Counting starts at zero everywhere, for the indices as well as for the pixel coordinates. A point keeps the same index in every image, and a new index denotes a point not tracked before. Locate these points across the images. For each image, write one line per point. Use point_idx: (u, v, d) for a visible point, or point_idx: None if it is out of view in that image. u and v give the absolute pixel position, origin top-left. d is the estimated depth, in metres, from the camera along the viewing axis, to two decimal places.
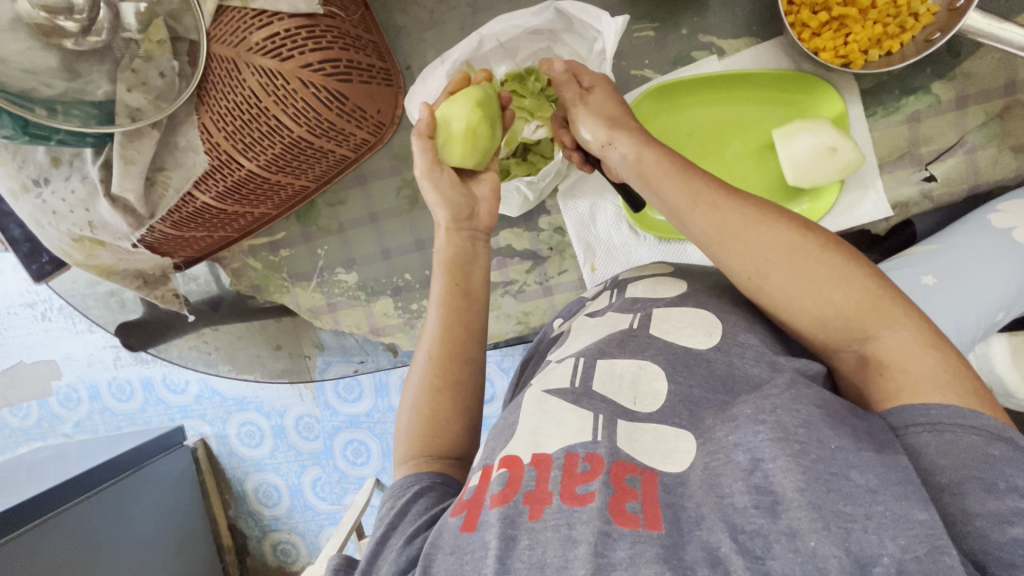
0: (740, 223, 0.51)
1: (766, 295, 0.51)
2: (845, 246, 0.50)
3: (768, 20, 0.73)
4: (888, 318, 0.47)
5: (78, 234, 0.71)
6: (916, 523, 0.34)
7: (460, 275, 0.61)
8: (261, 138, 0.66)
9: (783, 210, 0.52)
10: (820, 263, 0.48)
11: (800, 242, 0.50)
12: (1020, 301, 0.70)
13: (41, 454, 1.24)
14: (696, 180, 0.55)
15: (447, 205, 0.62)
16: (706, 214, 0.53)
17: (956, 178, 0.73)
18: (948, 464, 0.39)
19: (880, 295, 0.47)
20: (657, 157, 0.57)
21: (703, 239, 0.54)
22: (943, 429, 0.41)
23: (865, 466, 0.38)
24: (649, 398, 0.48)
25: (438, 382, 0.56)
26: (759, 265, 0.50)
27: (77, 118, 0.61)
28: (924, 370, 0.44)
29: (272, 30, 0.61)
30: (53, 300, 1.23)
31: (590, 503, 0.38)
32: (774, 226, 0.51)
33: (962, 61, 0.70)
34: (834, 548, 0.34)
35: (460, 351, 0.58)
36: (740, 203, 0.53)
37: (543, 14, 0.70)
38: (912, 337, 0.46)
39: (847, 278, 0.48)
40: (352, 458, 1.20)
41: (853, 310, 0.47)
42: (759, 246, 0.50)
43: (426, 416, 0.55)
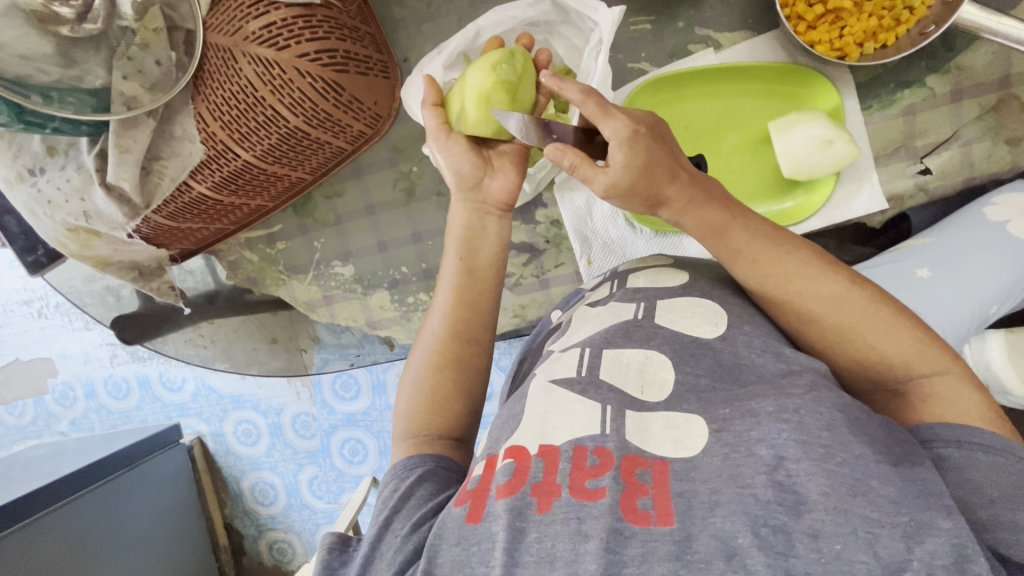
0: (786, 278, 0.51)
1: (810, 339, 0.52)
2: (889, 296, 0.50)
3: (764, 13, 0.73)
4: (934, 363, 0.48)
5: (73, 223, 0.71)
6: (940, 531, 0.34)
7: (468, 249, 0.60)
8: (257, 129, 0.66)
9: (826, 259, 0.52)
10: (867, 315, 0.49)
11: (846, 294, 0.50)
12: (1015, 294, 0.70)
13: (36, 452, 1.23)
14: (738, 238, 0.53)
15: (455, 172, 0.61)
16: (748, 271, 0.53)
17: (950, 171, 0.73)
18: (998, 484, 0.40)
19: (922, 342, 0.48)
20: (709, 215, 0.53)
21: (746, 287, 0.54)
22: (998, 452, 0.42)
23: (884, 476, 0.37)
24: (657, 387, 0.47)
25: (435, 363, 0.56)
26: (803, 316, 0.51)
27: (72, 105, 0.61)
28: (969, 404, 0.46)
29: (268, 20, 0.61)
30: (50, 297, 1.23)
31: (601, 499, 0.38)
32: (823, 277, 0.50)
33: (956, 55, 0.70)
34: (860, 553, 0.34)
35: (458, 334, 0.58)
36: (785, 254, 0.52)
37: (539, 5, 0.70)
38: (956, 379, 0.47)
39: (893, 326, 0.49)
40: (350, 456, 1.20)
41: (898, 359, 0.48)
42: (805, 297, 0.50)
43: (426, 392, 0.55)
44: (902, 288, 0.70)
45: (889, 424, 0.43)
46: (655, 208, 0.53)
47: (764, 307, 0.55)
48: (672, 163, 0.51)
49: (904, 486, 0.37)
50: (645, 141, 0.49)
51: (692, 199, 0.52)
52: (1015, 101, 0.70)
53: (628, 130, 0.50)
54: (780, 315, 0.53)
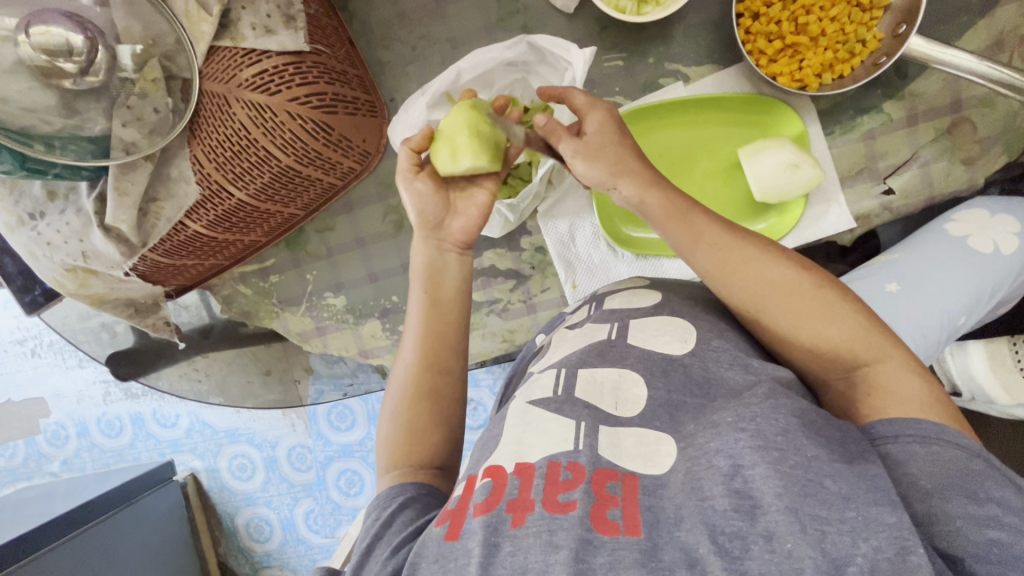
0: (740, 263, 0.55)
1: (764, 327, 0.54)
2: (838, 283, 0.53)
3: (727, 49, 0.78)
4: (879, 350, 0.50)
5: (71, 263, 0.73)
6: (885, 526, 0.36)
7: (432, 283, 0.63)
8: (250, 169, 0.69)
9: (781, 248, 0.56)
10: (814, 300, 0.52)
11: (795, 281, 0.53)
12: (981, 305, 0.73)
13: (27, 493, 1.22)
14: (698, 222, 0.57)
15: (417, 209, 0.64)
16: (707, 254, 0.56)
17: (911, 192, 0.77)
18: (933, 474, 0.42)
19: (869, 329, 0.51)
20: (661, 200, 0.58)
21: (704, 274, 0.57)
22: (933, 442, 0.43)
23: (837, 475, 0.39)
24: (629, 402, 0.49)
25: (415, 392, 0.58)
26: (756, 300, 0.54)
27: (74, 153, 0.65)
28: (912, 393, 0.47)
29: (260, 67, 0.64)
30: (44, 336, 1.24)
31: (571, 511, 0.39)
32: (774, 264, 0.54)
33: (909, 82, 0.75)
34: (809, 549, 0.35)
35: (435, 362, 0.60)
36: (738, 243, 0.56)
37: (516, 47, 0.75)
38: (900, 366, 0.49)
39: (839, 313, 0.51)
40: (345, 488, 1.19)
41: (845, 344, 0.51)
42: (758, 282, 0.54)
43: (404, 424, 0.57)
44: (873, 302, 0.73)
45: (848, 427, 0.46)
46: (618, 176, 0.58)
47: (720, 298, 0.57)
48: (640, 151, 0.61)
49: (856, 482, 0.39)
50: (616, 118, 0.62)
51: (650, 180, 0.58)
52: (967, 123, 0.74)
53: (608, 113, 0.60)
54: (734, 304, 0.56)
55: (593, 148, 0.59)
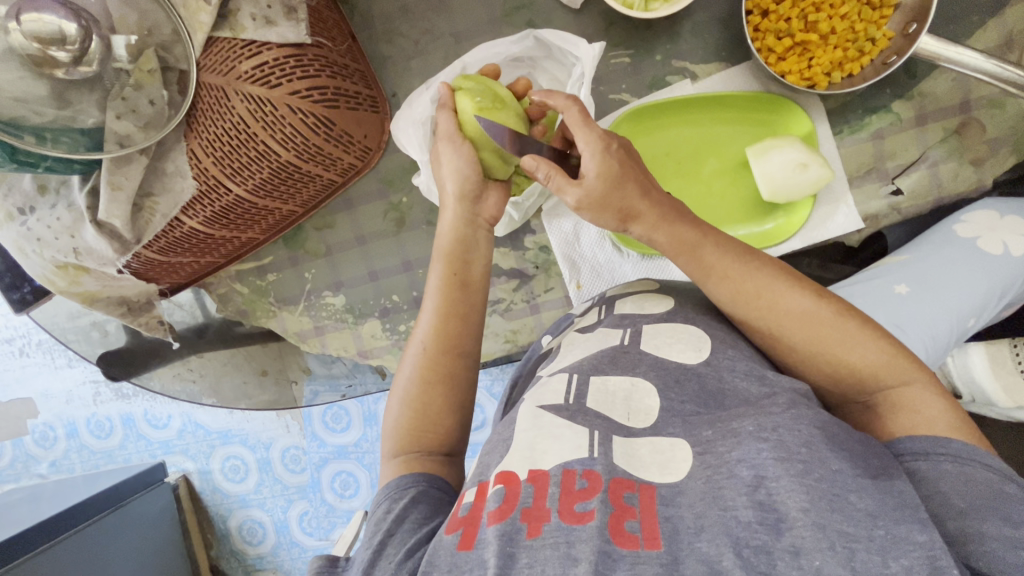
0: (755, 292, 0.53)
1: (783, 350, 0.53)
2: (857, 309, 0.52)
3: (736, 46, 0.77)
4: (903, 372, 0.49)
5: (62, 260, 0.71)
6: (916, 545, 0.35)
7: (458, 264, 0.62)
8: (249, 164, 0.67)
9: (798, 275, 0.54)
10: (834, 328, 0.51)
11: (813, 308, 0.52)
12: (990, 306, 0.72)
13: (14, 496, 1.19)
14: (706, 252, 0.56)
15: (455, 176, 0.64)
16: (719, 285, 0.55)
17: (921, 191, 0.76)
18: (967, 495, 0.41)
19: (892, 353, 0.50)
20: (682, 229, 0.57)
21: (719, 303, 0.56)
22: (964, 462, 0.43)
23: (863, 490, 0.38)
24: (642, 414, 0.48)
25: (430, 375, 0.57)
26: (772, 327, 0.53)
27: (66, 145, 0.63)
28: (938, 413, 0.47)
29: (260, 59, 0.62)
30: (33, 335, 1.21)
31: (589, 522, 0.38)
32: (790, 291, 0.53)
33: (919, 82, 0.74)
34: (838, 567, 0.35)
35: (454, 345, 0.58)
36: (750, 271, 0.54)
37: (522, 42, 0.74)
38: (923, 388, 0.49)
39: (860, 337, 0.50)
40: (341, 491, 1.17)
41: (867, 369, 0.50)
42: (775, 310, 0.52)
43: (417, 408, 0.55)
44: (884, 306, 0.72)
45: (868, 439, 0.45)
46: (627, 221, 0.57)
47: (735, 321, 0.56)
48: (643, 181, 0.57)
49: (882, 498, 0.38)
50: (615, 154, 0.57)
51: (663, 216, 0.57)
52: (977, 123, 0.74)
53: (601, 144, 0.56)
54: (751, 330, 0.55)
55: (595, 196, 0.56)
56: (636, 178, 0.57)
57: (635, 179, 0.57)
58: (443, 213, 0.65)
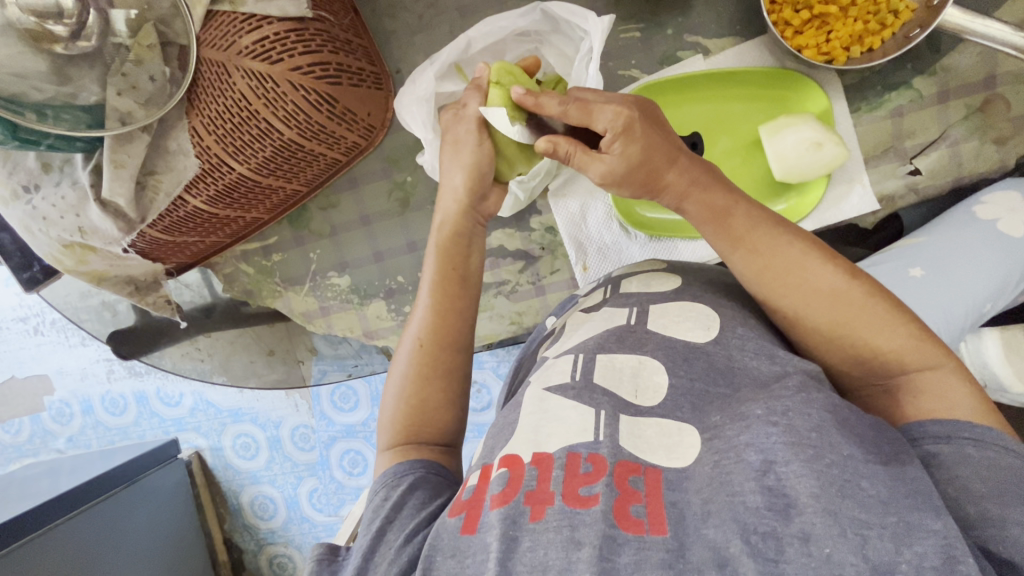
0: (785, 270, 0.52)
1: (803, 330, 0.52)
2: (889, 291, 0.50)
3: (751, 19, 0.74)
4: (930, 357, 0.48)
5: (68, 239, 0.71)
6: (929, 533, 0.35)
7: (457, 261, 0.62)
8: (251, 142, 0.66)
9: (833, 252, 0.52)
10: (864, 310, 0.49)
11: (845, 287, 0.50)
12: (1008, 291, 0.71)
13: (32, 470, 1.22)
14: (739, 222, 0.54)
15: (469, 171, 0.64)
16: (746, 259, 0.53)
17: (939, 171, 0.74)
18: (988, 479, 0.40)
19: (920, 338, 0.49)
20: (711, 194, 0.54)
21: (743, 278, 0.54)
22: (990, 447, 0.42)
23: (874, 476, 0.38)
24: (651, 391, 0.48)
25: (426, 370, 0.56)
26: (798, 307, 0.51)
27: (67, 122, 0.62)
28: (961, 400, 0.46)
29: (260, 34, 0.61)
30: (46, 313, 1.22)
31: (593, 506, 0.38)
32: (822, 268, 0.51)
33: (942, 57, 0.71)
34: (850, 555, 0.34)
35: (450, 340, 0.58)
36: (783, 245, 0.52)
37: (529, 16, 0.72)
38: (949, 374, 0.48)
39: (889, 322, 0.49)
40: (349, 468, 1.19)
41: (892, 353, 0.49)
42: (803, 290, 0.51)
43: (413, 403, 0.55)
44: (898, 289, 0.70)
45: (880, 425, 0.44)
46: (655, 193, 0.57)
47: (759, 300, 0.55)
48: (674, 151, 0.54)
49: (894, 484, 0.38)
50: (641, 129, 0.53)
51: (694, 181, 0.55)
52: (1001, 101, 0.71)
53: (623, 121, 0.53)
54: (775, 310, 0.53)
55: (619, 174, 0.55)
56: (667, 149, 0.54)
57: (665, 150, 0.54)
58: (442, 210, 0.64)
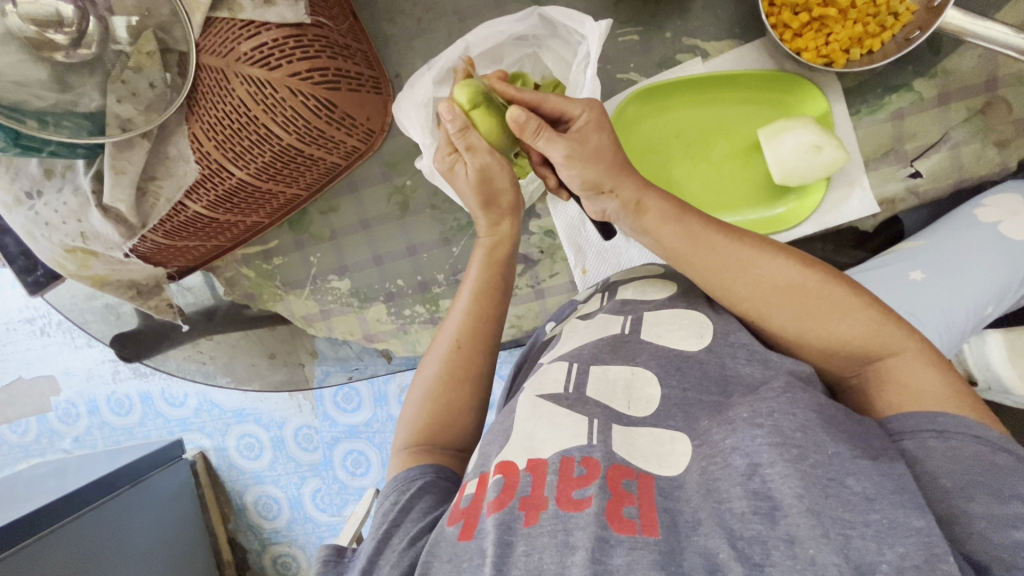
0: (742, 266, 0.52)
1: (769, 329, 0.52)
2: (844, 278, 0.51)
3: (750, 22, 0.74)
4: (894, 342, 0.48)
5: (71, 244, 0.72)
6: (913, 531, 0.35)
7: (500, 270, 0.63)
8: (251, 147, 0.66)
9: (782, 245, 0.53)
10: (823, 300, 0.49)
11: (801, 280, 0.50)
12: (1009, 293, 0.70)
13: (38, 470, 1.23)
14: (692, 222, 0.54)
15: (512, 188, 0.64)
16: (704, 259, 0.53)
17: (941, 174, 0.73)
18: (954, 473, 0.40)
19: (883, 323, 0.49)
20: (658, 199, 0.55)
21: (701, 280, 0.54)
22: (952, 436, 0.42)
23: (862, 473, 0.38)
24: (643, 403, 0.48)
25: (458, 374, 0.57)
26: (760, 304, 0.51)
27: (69, 129, 0.63)
28: (928, 385, 0.46)
29: (259, 40, 0.61)
30: (51, 315, 1.23)
31: (586, 508, 0.38)
32: (773, 262, 0.51)
33: (943, 59, 0.71)
34: (834, 556, 0.34)
35: (483, 344, 0.59)
36: (732, 241, 0.53)
37: (527, 20, 0.72)
38: (914, 358, 0.48)
39: (850, 308, 0.49)
40: (351, 469, 1.19)
41: (857, 341, 0.49)
42: (761, 286, 0.51)
43: (441, 404, 0.56)
44: (898, 291, 0.70)
45: (869, 422, 0.44)
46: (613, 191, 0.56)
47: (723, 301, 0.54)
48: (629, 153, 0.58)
49: (881, 481, 0.37)
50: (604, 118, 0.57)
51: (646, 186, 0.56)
52: (1003, 103, 0.70)
53: (595, 111, 0.56)
54: (738, 311, 0.53)
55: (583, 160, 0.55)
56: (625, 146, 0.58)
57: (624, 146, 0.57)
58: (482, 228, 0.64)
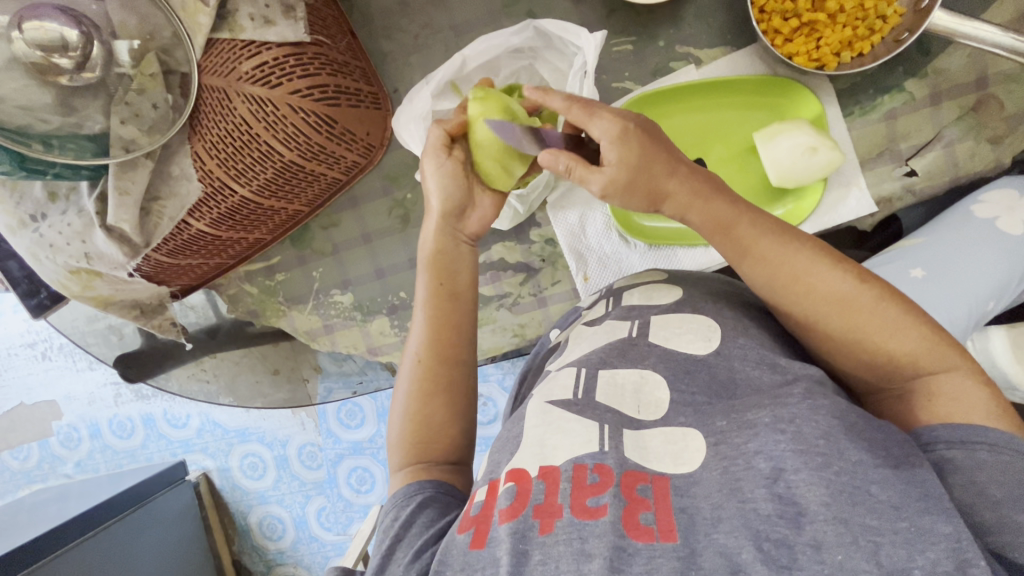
0: (794, 276, 0.51)
1: (818, 338, 0.52)
2: (897, 293, 0.50)
3: (741, 30, 0.75)
4: (944, 360, 0.48)
5: (75, 265, 0.72)
6: (940, 536, 0.35)
7: (445, 274, 0.61)
8: (253, 164, 0.67)
9: (837, 257, 0.52)
10: (875, 312, 0.49)
11: (854, 292, 0.50)
12: (1010, 287, 0.71)
13: (41, 496, 1.22)
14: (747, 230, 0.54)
15: (441, 191, 0.62)
16: (758, 265, 0.53)
17: (935, 174, 0.74)
18: (1004, 484, 0.41)
19: (934, 341, 0.48)
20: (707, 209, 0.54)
21: (753, 286, 0.54)
22: (1002, 450, 0.42)
23: (886, 482, 0.38)
24: (653, 406, 0.48)
25: (429, 386, 0.57)
26: (810, 312, 0.51)
27: (72, 152, 0.64)
28: (976, 402, 0.46)
29: (260, 59, 0.62)
30: (53, 339, 1.24)
31: (602, 517, 0.38)
32: (830, 275, 0.51)
33: (933, 59, 0.72)
34: (864, 562, 0.34)
35: (450, 352, 0.58)
36: (790, 252, 0.52)
37: (522, 33, 0.73)
38: (963, 378, 0.47)
39: (902, 324, 0.49)
40: (357, 486, 1.19)
41: (906, 356, 0.48)
42: (813, 294, 0.51)
43: (419, 419, 0.56)
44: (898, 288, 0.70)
45: (889, 428, 0.44)
46: (658, 203, 0.55)
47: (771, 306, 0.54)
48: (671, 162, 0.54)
49: (905, 489, 0.38)
50: (634, 129, 0.53)
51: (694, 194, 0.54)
52: (994, 100, 0.71)
53: (618, 128, 0.53)
54: (787, 315, 0.53)
55: (620, 182, 0.53)
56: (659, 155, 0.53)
57: (658, 156, 0.53)
58: (424, 230, 0.63)
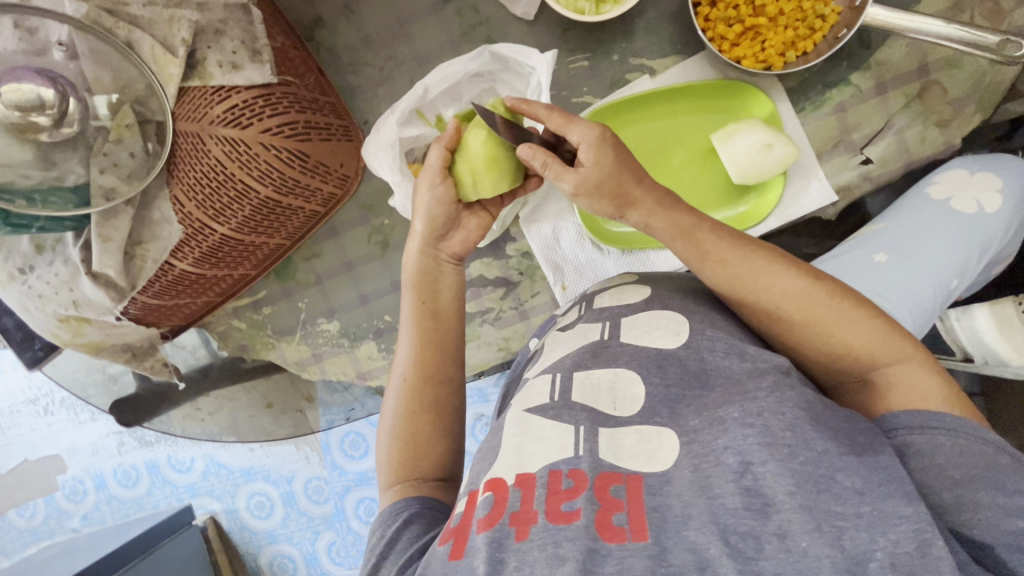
0: (751, 276, 0.54)
1: (780, 334, 0.54)
2: (851, 289, 0.52)
3: (690, 39, 0.79)
4: (898, 351, 0.50)
5: (64, 313, 0.75)
6: (904, 518, 0.36)
7: (427, 292, 0.62)
8: (231, 204, 0.69)
9: (791, 258, 0.55)
10: (830, 308, 0.51)
11: (809, 289, 0.52)
12: (973, 267, 0.72)
13: (49, 552, 1.22)
14: (705, 237, 0.56)
15: (425, 214, 0.61)
16: (716, 270, 0.55)
17: (889, 158, 0.77)
18: (961, 465, 0.42)
19: (888, 332, 0.50)
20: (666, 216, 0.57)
21: (715, 288, 0.56)
22: (957, 433, 0.44)
23: (850, 469, 0.39)
24: (628, 401, 0.50)
25: (414, 406, 0.58)
26: (769, 310, 0.53)
27: (55, 204, 0.67)
28: (930, 389, 0.48)
29: (231, 103, 0.65)
30: (55, 393, 1.25)
31: (575, 520, 0.39)
32: (785, 275, 0.53)
33: (874, 52, 0.75)
34: (826, 548, 0.36)
35: (434, 372, 0.59)
36: (746, 254, 0.55)
37: (479, 58, 0.76)
38: (917, 367, 0.49)
39: (856, 318, 0.51)
40: (365, 518, 1.18)
41: (862, 348, 0.50)
42: (770, 294, 0.53)
43: (406, 439, 0.57)
44: (865, 273, 0.72)
45: (855, 419, 0.45)
46: (624, 209, 0.57)
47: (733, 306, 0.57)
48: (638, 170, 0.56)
49: (868, 475, 0.39)
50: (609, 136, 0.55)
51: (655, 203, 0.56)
52: (937, 86, 0.74)
53: (596, 133, 0.54)
54: (749, 313, 0.55)
55: (592, 183, 0.54)
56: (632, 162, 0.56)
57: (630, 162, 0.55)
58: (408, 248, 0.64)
